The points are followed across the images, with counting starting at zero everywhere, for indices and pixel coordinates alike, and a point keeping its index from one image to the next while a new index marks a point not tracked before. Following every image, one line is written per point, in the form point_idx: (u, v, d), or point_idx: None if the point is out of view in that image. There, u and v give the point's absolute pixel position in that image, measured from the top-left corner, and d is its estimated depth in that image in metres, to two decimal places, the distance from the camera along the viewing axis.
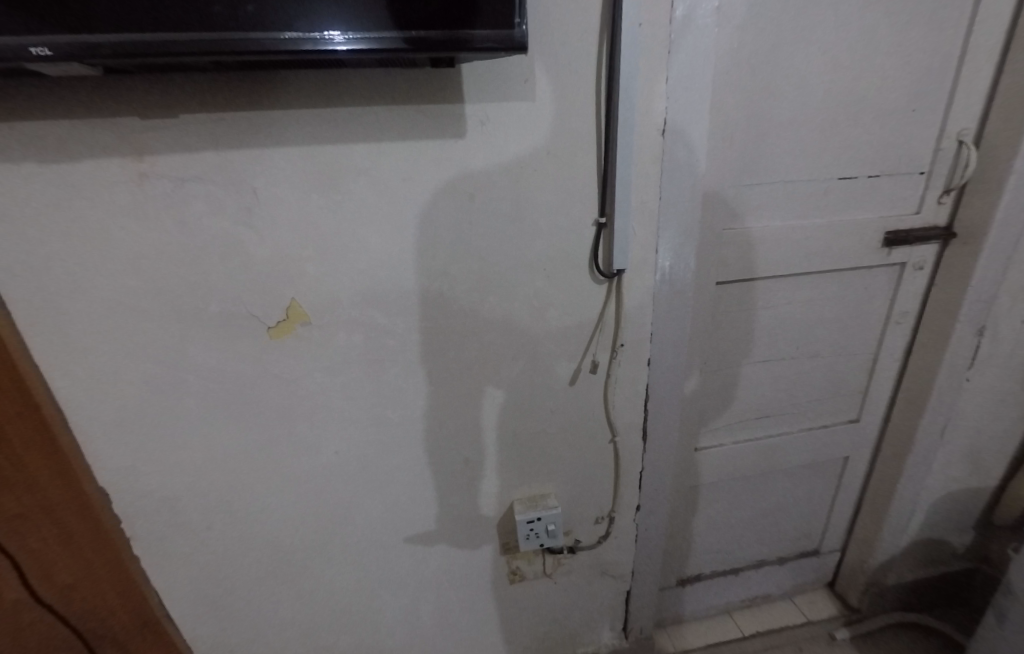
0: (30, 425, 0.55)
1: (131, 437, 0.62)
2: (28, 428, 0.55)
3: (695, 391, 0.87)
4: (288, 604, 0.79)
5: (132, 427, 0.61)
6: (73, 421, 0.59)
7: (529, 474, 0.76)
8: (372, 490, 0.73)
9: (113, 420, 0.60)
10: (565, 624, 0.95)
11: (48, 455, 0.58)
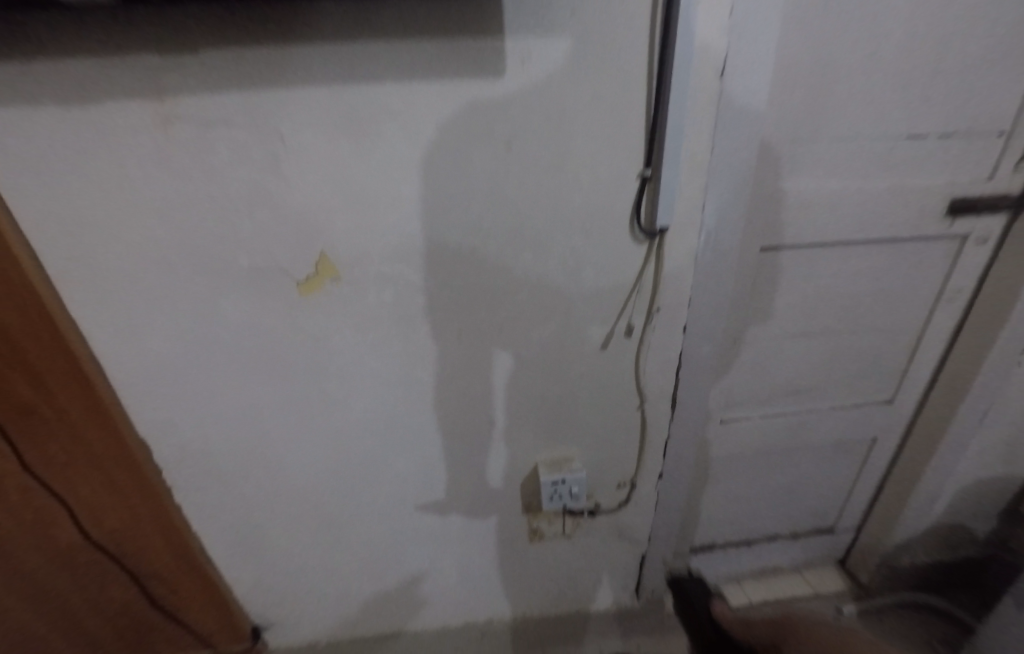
0: (76, 383, 0.58)
1: (167, 388, 0.63)
2: (74, 385, 0.58)
3: (726, 363, 0.84)
4: (321, 554, 0.83)
5: (168, 378, 0.62)
6: (114, 379, 0.61)
7: (554, 437, 0.76)
8: (399, 448, 0.74)
9: (149, 371, 0.61)
10: (579, 584, 0.98)
11: (95, 411, 0.61)
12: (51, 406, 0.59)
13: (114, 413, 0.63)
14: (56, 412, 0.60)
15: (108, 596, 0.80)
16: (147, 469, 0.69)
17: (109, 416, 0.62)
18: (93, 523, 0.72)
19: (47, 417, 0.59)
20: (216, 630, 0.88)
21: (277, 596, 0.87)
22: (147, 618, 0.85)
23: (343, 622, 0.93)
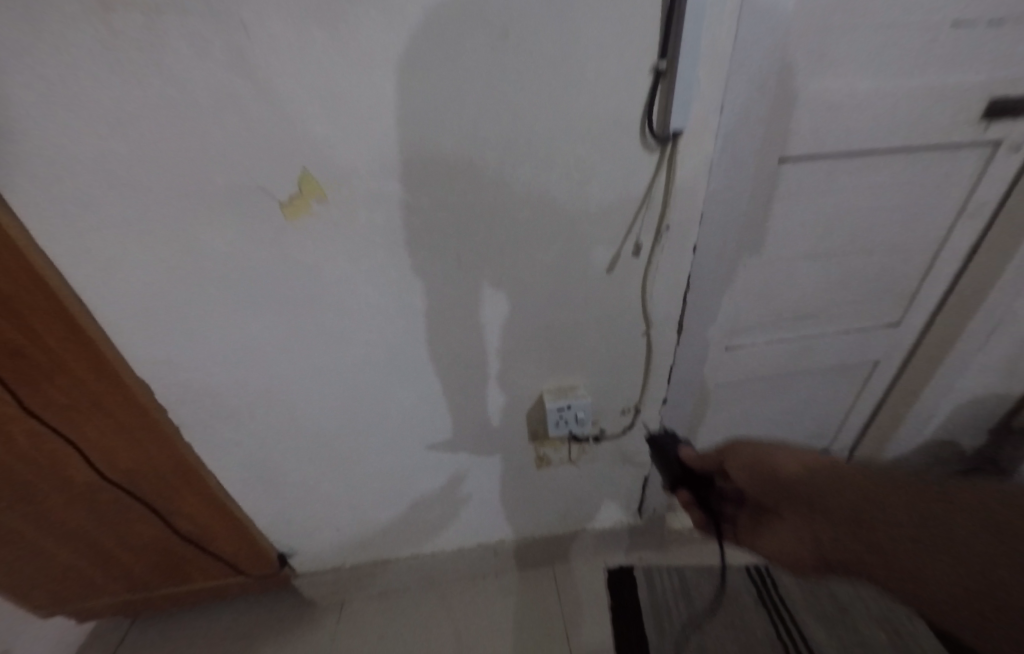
0: (58, 316, 0.56)
1: (159, 326, 0.61)
2: (57, 318, 0.56)
3: (737, 288, 0.81)
4: (335, 486, 0.86)
5: (159, 315, 0.60)
6: (98, 315, 0.59)
7: (559, 366, 0.75)
8: (404, 381, 0.73)
9: (139, 309, 0.59)
10: (584, 505, 1.03)
11: (84, 345, 0.60)
12: (40, 340, 0.58)
13: (105, 348, 0.61)
14: (47, 348, 0.59)
15: (139, 533, 0.84)
16: (153, 411, 0.69)
17: (105, 358, 0.62)
18: (109, 466, 0.74)
19: (43, 361, 0.60)
20: (246, 561, 0.93)
21: (298, 526, 0.91)
22: (180, 552, 0.89)
23: (362, 546, 0.99)
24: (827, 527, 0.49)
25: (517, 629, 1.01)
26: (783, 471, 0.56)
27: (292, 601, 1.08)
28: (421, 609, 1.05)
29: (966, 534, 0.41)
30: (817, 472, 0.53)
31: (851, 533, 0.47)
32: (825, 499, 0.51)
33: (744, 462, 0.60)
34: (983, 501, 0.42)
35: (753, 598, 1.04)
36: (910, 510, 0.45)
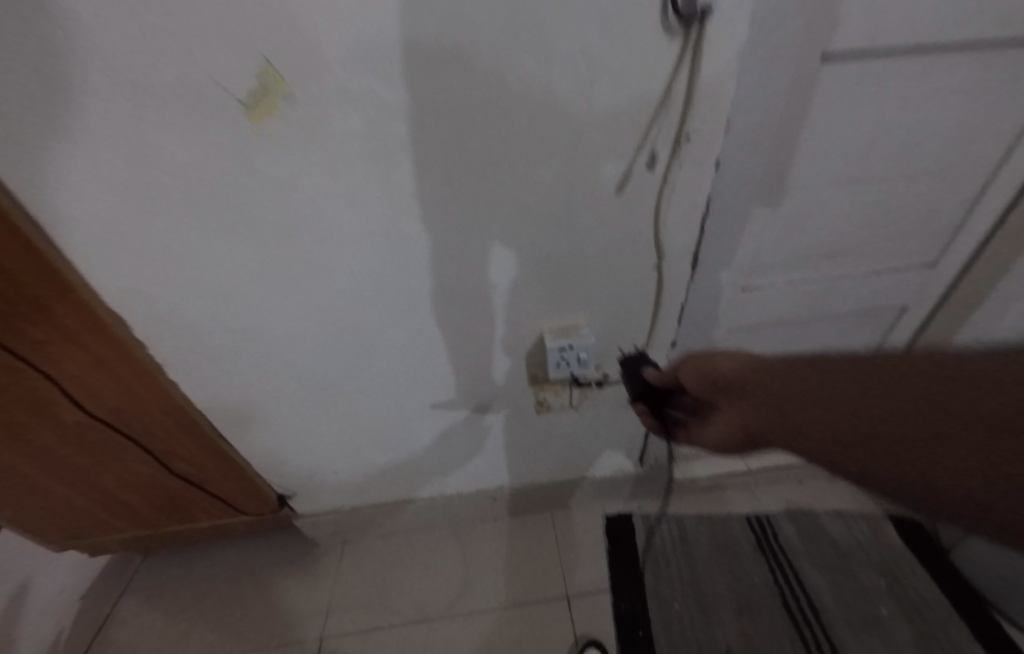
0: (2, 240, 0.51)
1: (121, 250, 0.56)
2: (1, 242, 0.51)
3: (763, 220, 0.73)
4: (329, 428, 0.84)
5: (120, 238, 0.55)
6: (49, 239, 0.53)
7: (561, 303, 0.70)
8: (394, 318, 0.69)
9: (95, 231, 0.54)
10: (585, 452, 1.01)
11: (39, 272, 0.55)
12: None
13: (63, 275, 0.56)
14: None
15: (135, 472, 0.84)
16: (132, 348, 0.66)
17: (74, 292, 0.58)
18: (96, 405, 0.72)
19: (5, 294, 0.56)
20: (245, 502, 0.94)
21: (295, 468, 0.90)
22: (179, 492, 0.90)
23: (361, 489, 0.99)
24: (763, 410, 0.45)
25: (515, 569, 1.02)
26: (725, 370, 0.51)
27: (296, 539, 1.10)
28: (422, 549, 1.07)
29: (917, 411, 0.36)
30: (759, 368, 0.48)
31: (786, 414, 0.43)
32: (771, 386, 0.45)
33: (694, 367, 0.55)
34: (952, 380, 0.36)
35: (751, 546, 1.00)
36: (853, 398, 0.40)
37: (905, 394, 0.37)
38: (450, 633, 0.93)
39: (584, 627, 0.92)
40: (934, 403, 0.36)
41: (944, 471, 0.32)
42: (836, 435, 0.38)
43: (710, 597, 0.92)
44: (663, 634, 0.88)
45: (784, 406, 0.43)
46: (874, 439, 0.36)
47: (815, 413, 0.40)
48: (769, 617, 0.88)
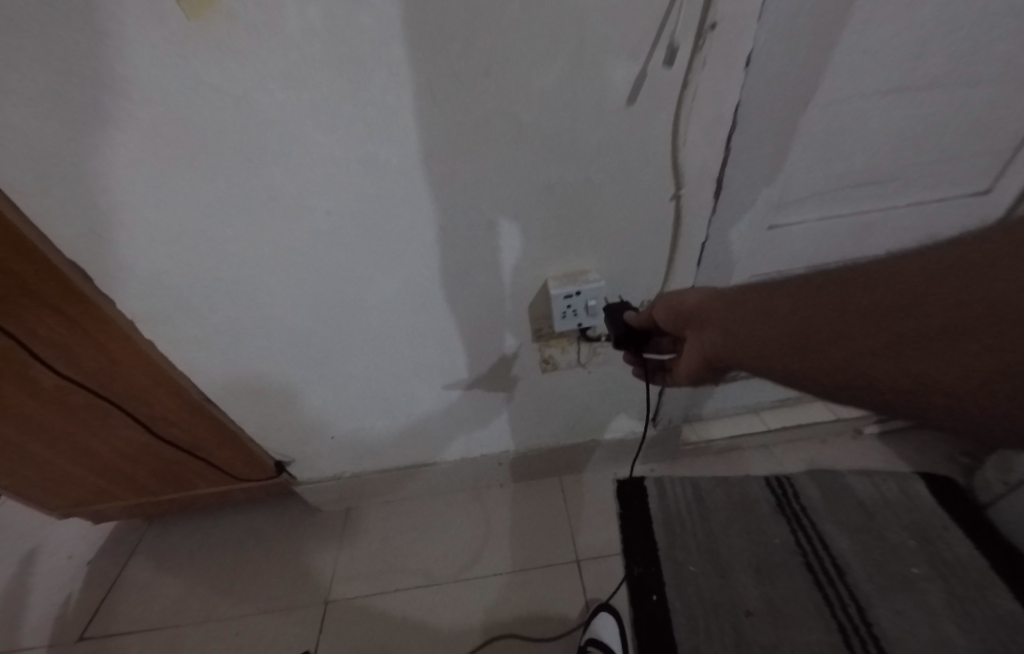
0: None
1: (66, 191, 0.49)
2: None
3: (799, 141, 0.62)
4: (321, 390, 0.79)
5: (61, 175, 0.48)
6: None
7: (567, 244, 0.63)
8: (382, 264, 0.63)
9: (32, 168, 0.47)
10: (596, 413, 0.96)
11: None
12: None
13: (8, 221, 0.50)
14: None
15: (124, 438, 0.81)
16: (101, 307, 0.61)
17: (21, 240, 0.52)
18: (71, 368, 0.68)
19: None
20: (243, 467, 0.91)
21: (290, 434, 0.86)
22: (174, 459, 0.88)
23: (361, 455, 0.95)
24: (716, 333, 0.48)
25: (523, 533, 0.99)
26: (691, 304, 0.52)
27: (301, 506, 1.09)
28: (426, 515, 1.05)
29: (842, 314, 0.38)
30: (718, 300, 0.49)
31: (735, 334, 0.45)
32: (724, 311, 0.48)
33: (666, 303, 0.57)
34: (886, 279, 0.37)
35: (771, 506, 0.95)
36: (793, 314, 0.41)
37: (832, 300, 0.39)
38: (457, 596, 0.91)
39: (595, 591, 0.89)
40: (867, 304, 0.37)
41: (879, 376, 0.35)
42: (773, 346, 0.42)
43: (727, 559, 0.88)
44: (678, 597, 0.84)
45: (733, 328, 0.46)
46: (812, 352, 0.39)
47: (757, 329, 0.43)
48: (791, 578, 0.84)
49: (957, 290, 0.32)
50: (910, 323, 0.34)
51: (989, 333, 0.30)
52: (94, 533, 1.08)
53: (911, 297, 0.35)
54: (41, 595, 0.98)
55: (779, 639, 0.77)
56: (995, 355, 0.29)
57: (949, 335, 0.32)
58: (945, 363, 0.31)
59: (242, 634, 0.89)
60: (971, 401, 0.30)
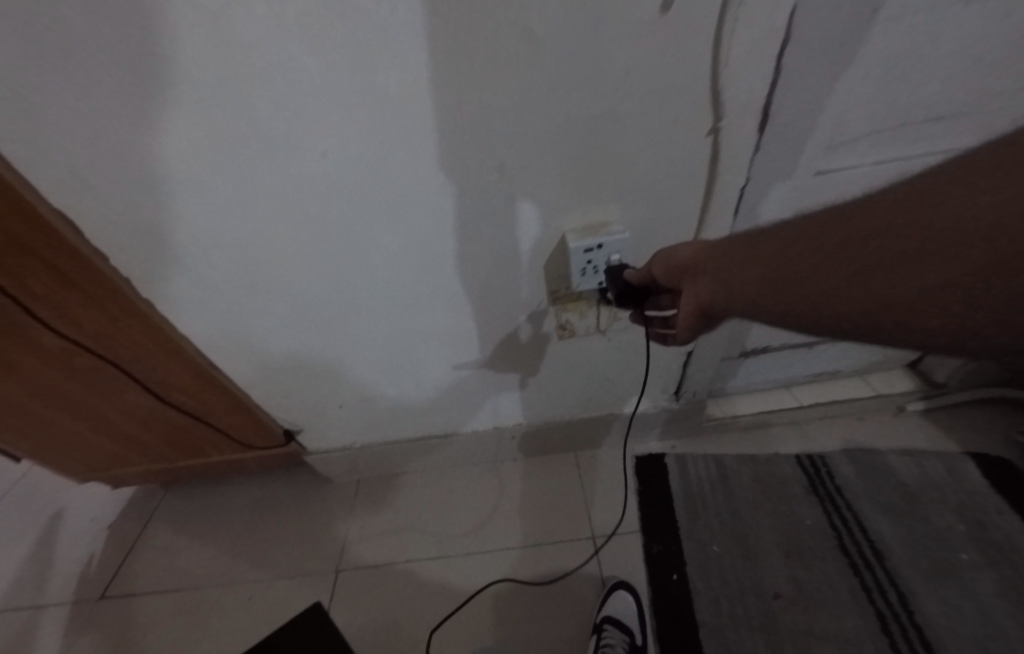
0: None
1: (42, 131, 0.44)
2: None
3: (864, 63, 0.53)
4: (326, 356, 0.76)
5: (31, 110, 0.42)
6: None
7: (587, 191, 0.57)
8: (384, 218, 0.57)
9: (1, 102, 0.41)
10: (615, 386, 0.90)
11: None
12: None
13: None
14: None
15: (131, 402, 0.81)
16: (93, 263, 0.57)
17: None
18: (71, 328, 0.67)
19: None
20: (252, 434, 0.91)
21: (297, 401, 0.84)
22: (182, 425, 0.87)
23: (370, 426, 0.93)
24: (704, 283, 0.44)
25: (536, 509, 0.96)
26: (684, 257, 0.49)
27: (312, 476, 1.08)
28: (438, 488, 1.02)
29: (810, 252, 0.34)
30: (707, 251, 0.46)
31: (721, 281, 0.42)
32: (711, 259, 0.44)
33: (659, 259, 0.53)
34: (863, 207, 0.32)
35: (803, 487, 0.91)
36: (767, 259, 0.37)
37: (803, 238, 0.35)
38: (468, 569, 0.89)
39: (612, 569, 0.85)
40: (839, 237, 0.32)
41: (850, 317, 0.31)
42: (755, 288, 0.38)
43: (755, 540, 0.85)
44: (702, 578, 0.82)
45: (718, 274, 0.42)
46: (781, 298, 0.36)
47: (741, 273, 0.40)
48: (824, 562, 0.80)
49: (928, 211, 0.27)
50: (892, 240, 0.29)
51: (980, 234, 0.24)
52: (114, 498, 1.10)
53: (895, 211, 0.29)
54: (65, 555, 1.00)
55: (810, 625, 0.74)
56: (989, 259, 0.24)
57: (934, 245, 0.27)
58: (928, 284, 0.27)
59: (253, 599, 0.89)
60: (963, 318, 0.25)
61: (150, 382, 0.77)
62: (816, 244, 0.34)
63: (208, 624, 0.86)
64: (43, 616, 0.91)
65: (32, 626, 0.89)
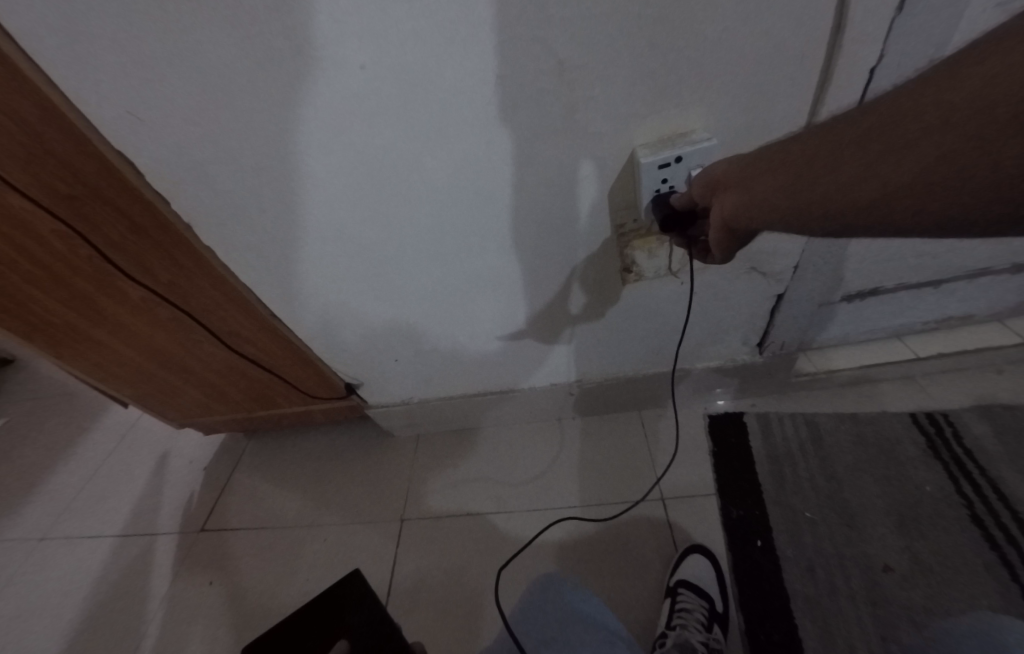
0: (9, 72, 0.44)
1: (97, 68, 0.43)
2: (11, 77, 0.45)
3: None
4: (377, 305, 0.74)
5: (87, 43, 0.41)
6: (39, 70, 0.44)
7: (666, 92, 0.48)
8: (430, 143, 0.52)
9: (60, 39, 0.41)
10: (688, 338, 0.81)
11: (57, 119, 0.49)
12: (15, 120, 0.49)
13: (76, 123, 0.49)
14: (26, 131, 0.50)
15: (207, 353, 0.86)
16: (157, 207, 0.59)
17: (67, 122, 0.50)
18: (148, 277, 0.71)
19: (12, 129, 0.50)
20: (316, 385, 0.94)
21: (356, 355, 0.84)
22: (254, 375, 0.92)
23: (427, 380, 0.92)
24: (731, 197, 0.38)
25: (597, 467, 0.91)
26: (717, 173, 0.42)
27: (374, 431, 1.12)
28: (494, 447, 1.01)
29: (832, 149, 0.32)
30: (738, 163, 0.40)
31: (751, 192, 0.36)
32: (741, 170, 0.39)
33: (697, 179, 0.45)
34: (887, 101, 0.30)
35: (921, 449, 0.79)
36: (792, 165, 0.34)
37: (827, 138, 0.32)
38: (529, 524, 0.87)
39: (685, 530, 0.79)
40: (859, 132, 0.31)
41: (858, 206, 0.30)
42: (779, 192, 0.34)
43: (858, 508, 0.74)
44: (791, 546, 0.74)
45: (747, 183, 0.37)
46: (800, 201, 0.33)
47: (766, 180, 0.35)
48: (950, 533, 0.69)
49: (939, 92, 0.27)
50: (898, 131, 0.28)
51: (983, 111, 0.25)
52: (206, 445, 1.21)
53: (907, 104, 0.28)
54: (169, 492, 1.12)
55: (933, 601, 0.64)
56: (978, 135, 0.25)
57: (941, 125, 0.26)
58: (931, 158, 0.27)
59: (327, 540, 0.94)
60: (953, 191, 0.26)
61: (221, 335, 0.82)
62: (837, 140, 0.32)
63: (291, 559, 0.93)
64: (157, 543, 1.03)
65: (148, 552, 1.01)
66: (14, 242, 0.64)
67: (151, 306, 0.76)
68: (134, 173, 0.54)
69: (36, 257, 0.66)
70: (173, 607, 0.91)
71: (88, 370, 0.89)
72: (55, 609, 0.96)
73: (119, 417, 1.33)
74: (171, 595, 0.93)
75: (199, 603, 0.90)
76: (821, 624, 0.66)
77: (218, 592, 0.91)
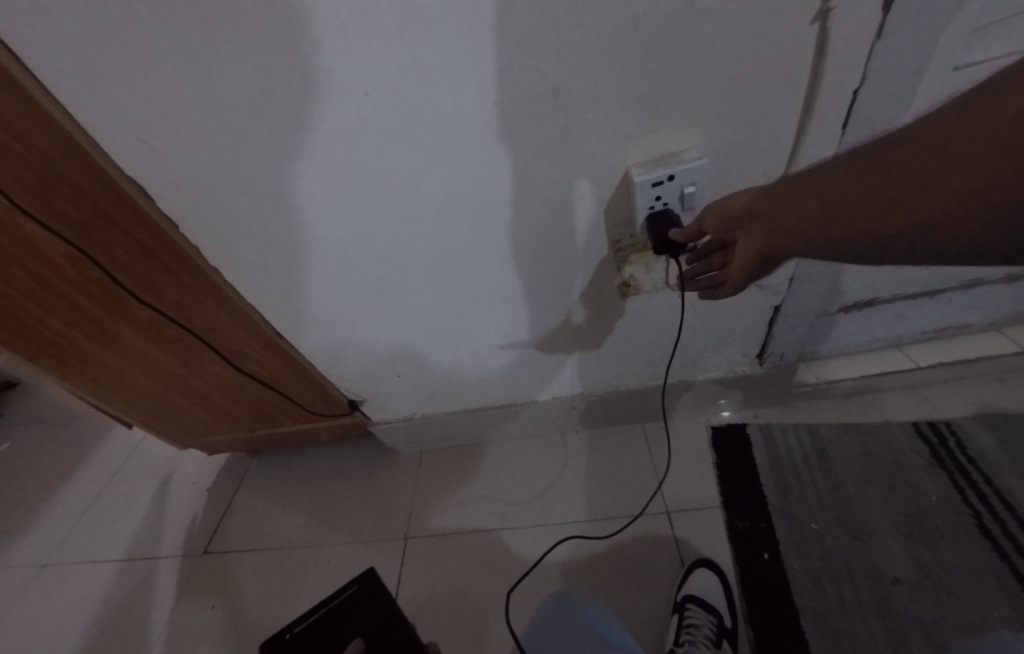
0: (27, 104, 0.47)
1: (115, 102, 0.46)
2: (30, 110, 0.48)
3: None
4: (383, 325, 0.75)
5: (104, 80, 0.44)
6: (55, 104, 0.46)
7: (657, 115, 0.50)
8: (431, 166, 0.54)
9: (79, 77, 0.44)
10: (687, 350, 0.82)
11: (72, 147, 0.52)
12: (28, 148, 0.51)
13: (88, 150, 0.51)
14: (46, 159, 0.53)
15: (212, 372, 0.87)
16: (165, 230, 0.61)
17: (82, 150, 0.52)
18: (155, 298, 0.72)
19: (27, 156, 0.52)
20: (320, 403, 0.94)
21: (358, 372, 0.85)
22: (260, 394, 0.93)
23: (429, 396, 0.92)
24: (760, 231, 0.41)
25: (601, 482, 0.91)
26: (739, 205, 0.44)
27: (378, 448, 1.12)
28: (498, 463, 1.01)
29: (863, 177, 0.33)
30: (767, 191, 0.41)
31: (779, 224, 0.39)
32: (768, 201, 0.40)
33: (709, 212, 0.47)
34: (915, 132, 0.31)
35: (925, 459, 0.79)
36: (823, 193, 0.35)
37: (857, 167, 0.34)
38: (534, 541, 0.86)
39: (691, 545, 0.78)
40: (888, 163, 0.32)
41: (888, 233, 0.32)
42: (808, 221, 0.36)
43: (865, 520, 0.74)
44: (798, 560, 0.73)
45: (773, 215, 0.40)
46: (832, 229, 0.35)
47: (791, 210, 0.38)
48: (958, 544, 0.69)
49: (963, 127, 0.28)
50: (921, 164, 0.30)
51: (1005, 147, 0.25)
52: (210, 465, 1.21)
53: (933, 137, 0.29)
54: (174, 513, 1.12)
55: (944, 615, 0.63)
56: (996, 171, 0.26)
57: (961, 165, 0.27)
58: (953, 191, 0.28)
59: (332, 560, 0.93)
60: (975, 225, 0.28)
61: (227, 353, 0.83)
62: (867, 169, 0.33)
63: (297, 580, 0.92)
64: (160, 565, 1.02)
65: (150, 575, 1.01)
66: (25, 265, 0.66)
67: (157, 325, 0.77)
68: (144, 198, 0.56)
69: (48, 280, 0.68)
70: (176, 632, 0.90)
71: (95, 391, 0.90)
72: (57, 633, 0.95)
73: (124, 438, 1.34)
74: (174, 618, 0.92)
75: (202, 626, 0.89)
76: (832, 639, 0.65)
77: (221, 615, 0.90)
